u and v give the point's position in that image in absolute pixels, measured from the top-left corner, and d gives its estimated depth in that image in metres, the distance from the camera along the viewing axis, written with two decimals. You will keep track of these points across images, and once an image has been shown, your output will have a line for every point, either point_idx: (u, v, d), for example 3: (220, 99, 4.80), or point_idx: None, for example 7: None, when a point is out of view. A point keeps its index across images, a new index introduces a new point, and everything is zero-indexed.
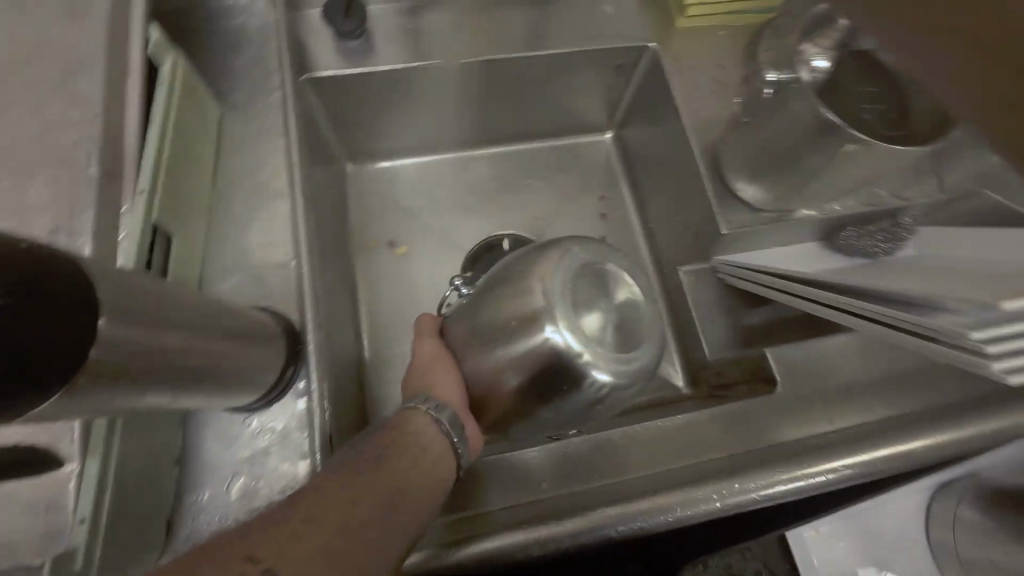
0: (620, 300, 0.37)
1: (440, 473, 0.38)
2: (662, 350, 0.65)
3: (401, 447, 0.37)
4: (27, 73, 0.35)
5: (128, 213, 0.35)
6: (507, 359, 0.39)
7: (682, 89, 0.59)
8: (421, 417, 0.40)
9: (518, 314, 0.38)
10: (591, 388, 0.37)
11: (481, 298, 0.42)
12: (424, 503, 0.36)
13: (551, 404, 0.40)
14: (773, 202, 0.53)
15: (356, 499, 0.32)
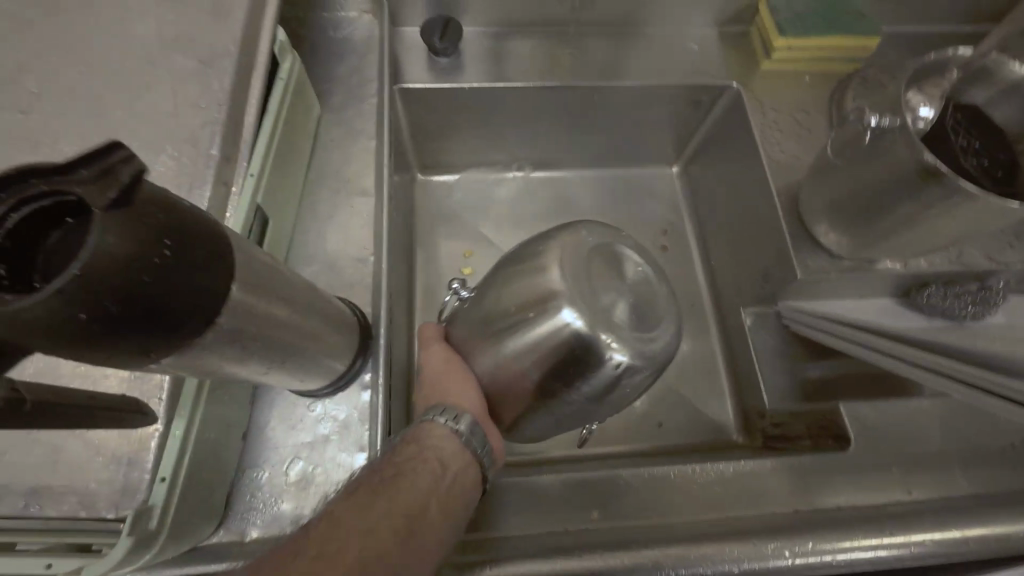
0: (632, 279, 0.37)
1: (462, 498, 0.37)
2: (716, 391, 0.63)
3: (415, 476, 0.35)
4: (168, 59, 0.38)
5: (236, 194, 0.37)
6: (523, 351, 0.37)
7: (762, 129, 0.59)
8: (443, 432, 0.38)
9: (531, 300, 0.37)
10: (611, 374, 0.36)
11: (487, 290, 0.41)
12: (445, 535, 0.35)
13: (571, 397, 0.38)
14: (853, 252, 0.51)
15: (372, 552, 0.31)
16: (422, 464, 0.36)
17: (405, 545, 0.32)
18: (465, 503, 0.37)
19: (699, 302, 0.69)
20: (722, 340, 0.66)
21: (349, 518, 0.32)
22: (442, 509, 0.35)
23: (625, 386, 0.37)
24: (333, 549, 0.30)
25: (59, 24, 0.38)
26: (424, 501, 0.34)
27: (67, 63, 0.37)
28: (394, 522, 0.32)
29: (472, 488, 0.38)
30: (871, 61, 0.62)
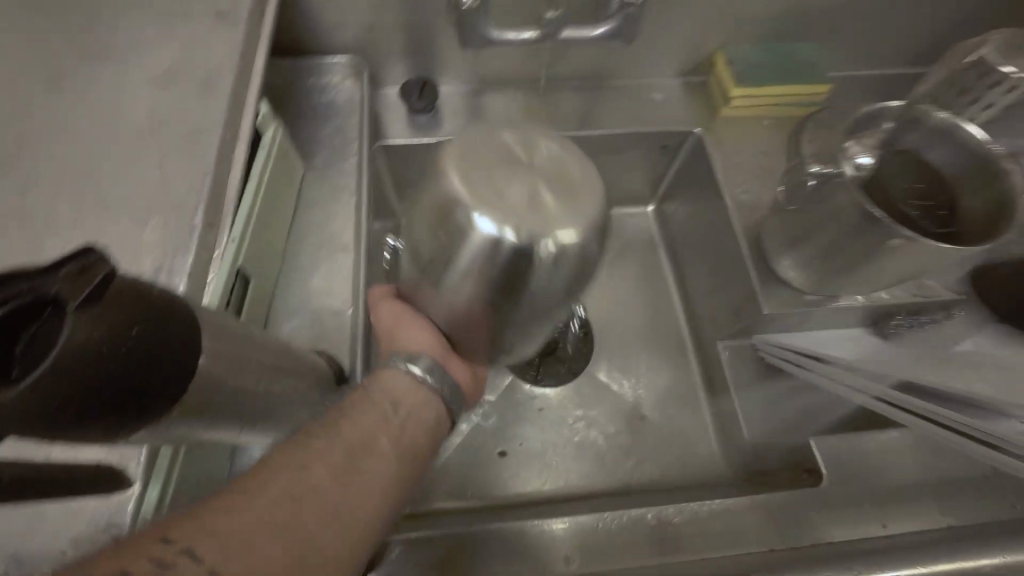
0: (542, 160, 0.32)
1: (422, 426, 0.35)
2: (698, 427, 0.64)
3: (360, 412, 0.33)
4: (156, 133, 0.40)
5: (217, 259, 0.39)
6: (461, 283, 0.34)
7: (726, 172, 0.62)
8: (397, 373, 0.36)
9: (444, 220, 0.32)
10: (553, 263, 0.32)
11: (408, 229, 0.36)
12: (402, 466, 0.32)
13: (526, 303, 0.35)
14: (814, 286, 0.54)
15: (311, 485, 0.27)
16: (371, 406, 0.33)
17: (351, 482, 0.29)
18: (426, 435, 0.35)
19: (678, 338, 0.70)
20: (702, 374, 0.67)
21: (282, 454, 0.28)
22: (395, 442, 0.33)
23: (575, 268, 0.33)
24: (262, 482, 0.26)
25: (53, 105, 0.40)
26: (372, 435, 0.32)
27: (60, 142, 0.39)
28: (336, 458, 0.29)
29: (435, 422, 0.37)
30: (825, 104, 0.65)
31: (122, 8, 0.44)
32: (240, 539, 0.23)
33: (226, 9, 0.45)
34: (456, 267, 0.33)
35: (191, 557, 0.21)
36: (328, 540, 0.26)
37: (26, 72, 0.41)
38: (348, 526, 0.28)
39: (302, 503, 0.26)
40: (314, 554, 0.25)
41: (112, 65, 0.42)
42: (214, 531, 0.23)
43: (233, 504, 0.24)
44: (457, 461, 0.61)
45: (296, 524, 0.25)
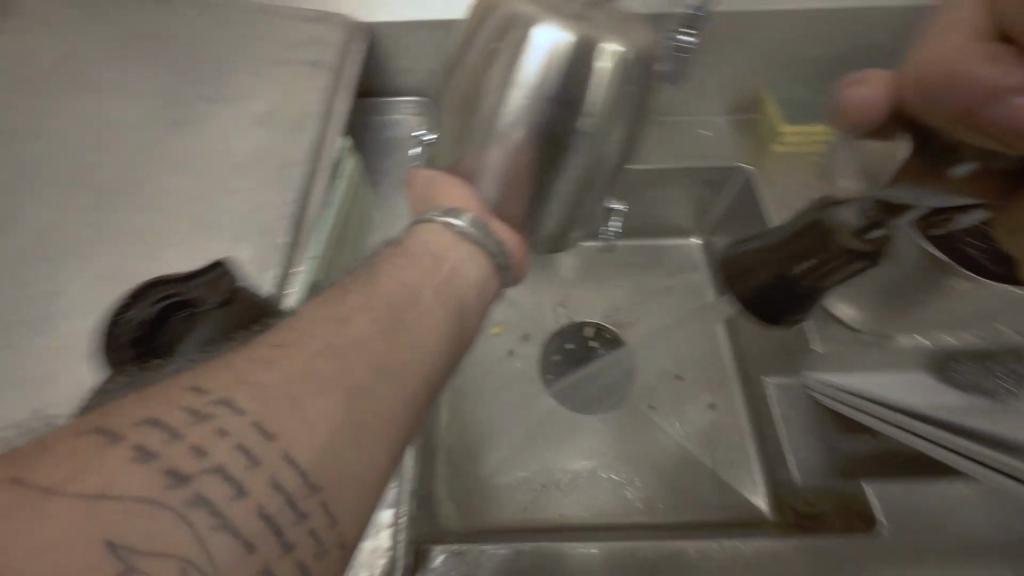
0: (562, 56, 0.34)
1: (464, 279, 0.38)
2: (743, 464, 0.63)
3: (399, 270, 0.35)
4: (255, 165, 0.47)
5: (297, 274, 0.44)
6: (519, 112, 0.36)
7: (775, 206, 0.62)
8: (435, 228, 0.40)
9: (493, 71, 0.36)
10: (608, 79, 0.35)
11: (449, 110, 0.40)
12: (445, 319, 0.34)
13: (580, 149, 0.38)
14: (870, 324, 0.54)
15: (354, 339, 0.28)
16: (413, 257, 0.37)
17: (399, 329, 0.31)
18: (478, 286, 0.39)
19: (723, 371, 0.69)
20: (749, 410, 0.66)
21: (317, 312, 0.30)
22: (437, 292, 0.35)
23: (628, 101, 0.37)
24: (299, 341, 0.27)
25: (175, 139, 0.47)
26: (413, 286, 0.34)
27: (180, 170, 0.46)
28: (375, 315, 0.31)
29: (485, 276, 0.40)
30: None
31: (234, 57, 0.52)
32: (286, 393, 0.25)
33: (319, 59, 0.52)
34: (505, 124, 0.37)
35: (228, 408, 0.24)
36: (384, 391, 0.28)
37: (156, 111, 0.49)
38: (402, 376, 0.29)
39: (346, 361, 0.27)
40: (372, 404, 0.27)
41: (223, 106, 0.49)
42: (263, 388, 0.25)
43: (281, 354, 0.26)
44: (496, 479, 0.63)
45: (343, 377, 0.27)
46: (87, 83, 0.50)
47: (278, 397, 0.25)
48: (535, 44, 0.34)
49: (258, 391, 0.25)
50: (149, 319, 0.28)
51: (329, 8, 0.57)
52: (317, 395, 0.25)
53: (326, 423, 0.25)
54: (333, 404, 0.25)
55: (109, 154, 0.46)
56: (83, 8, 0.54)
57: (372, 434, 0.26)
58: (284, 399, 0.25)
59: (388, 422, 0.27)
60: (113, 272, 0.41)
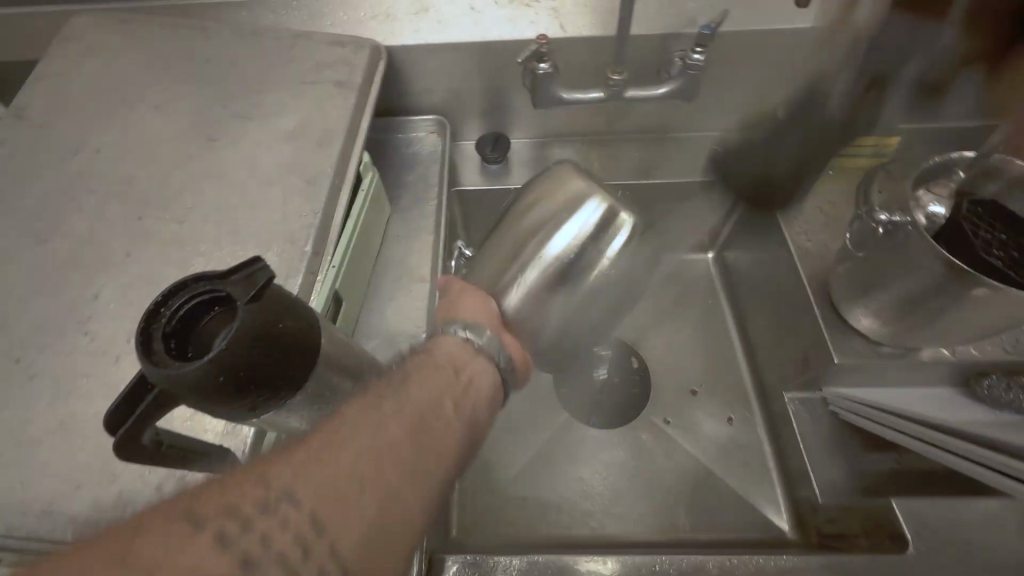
0: (603, 224, 0.40)
1: (482, 394, 0.35)
2: (762, 481, 0.62)
3: (422, 376, 0.33)
4: (283, 177, 0.49)
5: (319, 282, 0.45)
6: (554, 261, 0.40)
7: (789, 219, 0.63)
8: (451, 341, 0.37)
9: (537, 233, 0.41)
10: (623, 253, 0.41)
11: (494, 246, 0.44)
12: (466, 424, 0.32)
13: (592, 288, 0.41)
14: (891, 337, 0.52)
15: (390, 442, 0.27)
16: (433, 367, 0.34)
17: (425, 431, 0.29)
18: (485, 400, 0.35)
19: (740, 386, 0.69)
20: (766, 426, 0.65)
21: (357, 407, 0.28)
22: (458, 409, 0.32)
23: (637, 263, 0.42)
24: (344, 431, 0.26)
25: (209, 154, 0.50)
26: (435, 399, 0.31)
27: (212, 182, 0.49)
28: (407, 411, 0.29)
29: (491, 391, 0.36)
30: (895, 156, 0.65)
31: (266, 78, 0.55)
32: (337, 484, 0.24)
33: (345, 79, 0.55)
34: (540, 263, 0.40)
35: (291, 500, 0.23)
36: (421, 477, 0.27)
37: (192, 127, 0.52)
38: (428, 483, 0.28)
39: (384, 454, 0.26)
40: (404, 503, 0.26)
41: (255, 123, 0.52)
42: (313, 477, 0.24)
43: (318, 457, 0.25)
44: (509, 492, 0.62)
45: (384, 470, 0.26)
46: (129, 103, 0.53)
47: (332, 486, 0.24)
48: (579, 213, 0.40)
49: (309, 479, 0.24)
50: (186, 317, 0.26)
51: (354, 32, 0.60)
52: (357, 495, 0.24)
53: (366, 521, 0.24)
54: (371, 505, 0.24)
55: (147, 167, 0.49)
56: (128, 34, 0.58)
57: (408, 508, 0.26)
58: (332, 492, 0.24)
59: (413, 523, 0.26)
60: (148, 278, 0.44)
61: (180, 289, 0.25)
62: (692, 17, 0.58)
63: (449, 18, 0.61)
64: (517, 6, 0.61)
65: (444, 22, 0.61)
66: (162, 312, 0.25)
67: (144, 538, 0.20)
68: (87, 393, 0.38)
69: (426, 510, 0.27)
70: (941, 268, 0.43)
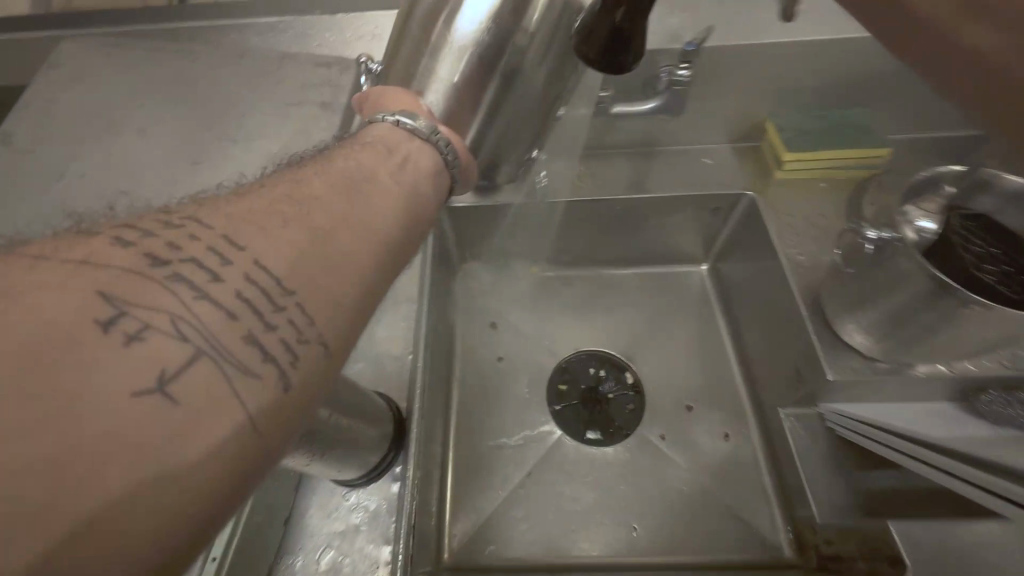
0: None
1: (420, 173, 0.33)
2: (762, 501, 0.61)
3: (354, 153, 0.32)
4: None
5: None
6: (466, 45, 0.37)
7: (781, 233, 0.62)
8: (386, 127, 0.35)
9: (444, 9, 0.38)
10: (546, 25, 0.38)
11: (400, 52, 0.40)
12: (408, 196, 0.31)
13: (515, 91, 0.40)
14: (884, 353, 0.51)
15: (313, 193, 0.27)
16: (365, 145, 0.33)
17: (354, 198, 0.28)
18: (428, 179, 0.34)
19: (736, 401, 0.68)
20: (764, 442, 0.64)
21: (278, 179, 0.28)
22: (394, 178, 0.31)
23: (559, 42, 0.39)
24: (262, 193, 0.27)
25: (194, 179, 0.50)
26: (368, 168, 0.31)
27: (195, 206, 0.48)
28: (332, 179, 0.28)
29: (434, 170, 0.35)
30: (888, 166, 0.64)
31: (252, 100, 0.55)
32: (248, 222, 0.24)
33: (330, 100, 0.55)
34: (453, 48, 0.38)
35: (199, 223, 0.24)
36: (348, 236, 0.26)
37: (176, 151, 0.52)
38: (366, 230, 0.27)
39: (308, 207, 0.26)
40: (333, 243, 0.25)
41: (239, 146, 0.52)
42: (227, 214, 0.24)
43: (240, 202, 0.26)
44: (503, 513, 0.62)
45: (305, 219, 0.25)
46: (115, 128, 0.53)
47: (247, 221, 0.24)
48: None
49: (225, 215, 0.24)
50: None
51: (341, 52, 0.60)
52: (281, 225, 0.24)
53: (290, 246, 0.24)
54: (293, 237, 0.24)
55: (131, 194, 0.49)
56: (115, 59, 0.58)
57: (335, 272, 0.25)
58: (246, 226, 0.24)
59: (344, 291, 0.25)
60: None
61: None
62: (677, 33, 0.58)
63: None
64: None
65: None
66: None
67: (54, 358, 0.17)
68: None
69: (357, 291, 0.25)
70: (932, 285, 0.42)
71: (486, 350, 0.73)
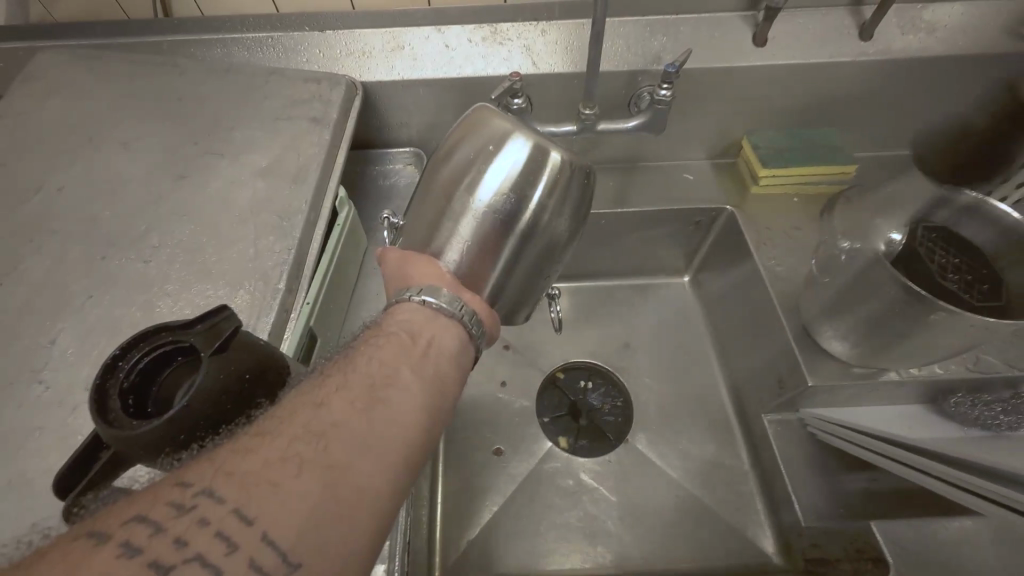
0: (536, 169, 0.40)
1: (441, 360, 0.34)
2: (748, 506, 0.62)
3: (379, 349, 0.33)
4: (255, 215, 0.48)
5: (293, 320, 0.45)
6: (486, 210, 0.40)
7: (759, 245, 0.64)
8: (412, 308, 0.37)
9: (462, 181, 0.41)
10: (557, 185, 0.40)
11: (420, 216, 0.43)
12: (431, 394, 0.32)
13: (536, 240, 0.41)
14: (861, 359, 0.53)
15: (332, 421, 0.28)
16: (389, 336, 0.34)
17: (373, 414, 0.29)
18: (452, 362, 0.35)
19: (721, 410, 0.69)
20: (748, 449, 0.65)
21: (294, 400, 0.29)
22: (417, 373, 0.32)
23: (572, 194, 0.42)
24: (280, 426, 0.27)
25: (179, 194, 0.49)
26: (393, 367, 0.32)
27: (182, 221, 0.48)
28: (354, 392, 0.29)
29: (458, 347, 0.36)
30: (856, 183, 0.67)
31: (238, 115, 0.55)
32: (265, 477, 0.25)
33: (319, 116, 0.55)
34: (472, 216, 0.40)
35: (210, 497, 0.24)
36: (365, 469, 0.26)
37: (160, 165, 0.51)
38: (384, 457, 0.28)
39: (324, 441, 0.27)
40: (348, 490, 0.26)
41: (227, 161, 0.51)
42: (240, 477, 0.25)
43: (258, 445, 0.26)
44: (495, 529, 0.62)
45: (321, 461, 0.26)
46: (97, 141, 0.52)
47: (255, 486, 0.24)
48: (505, 152, 0.40)
49: (237, 481, 0.25)
50: (144, 372, 0.28)
51: (330, 68, 0.60)
52: (296, 476, 0.25)
53: (305, 508, 0.24)
54: (312, 489, 0.25)
55: (113, 208, 0.48)
56: (95, 71, 0.57)
57: (347, 520, 0.25)
58: (260, 489, 0.24)
59: (355, 541, 0.25)
60: (111, 322, 0.42)
61: (136, 345, 0.28)
62: (658, 55, 0.61)
63: (423, 53, 0.61)
64: (490, 42, 0.61)
65: (418, 58, 0.61)
66: (122, 366, 0.27)
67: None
68: (41, 447, 0.36)
69: (368, 534, 0.26)
70: (902, 292, 0.45)
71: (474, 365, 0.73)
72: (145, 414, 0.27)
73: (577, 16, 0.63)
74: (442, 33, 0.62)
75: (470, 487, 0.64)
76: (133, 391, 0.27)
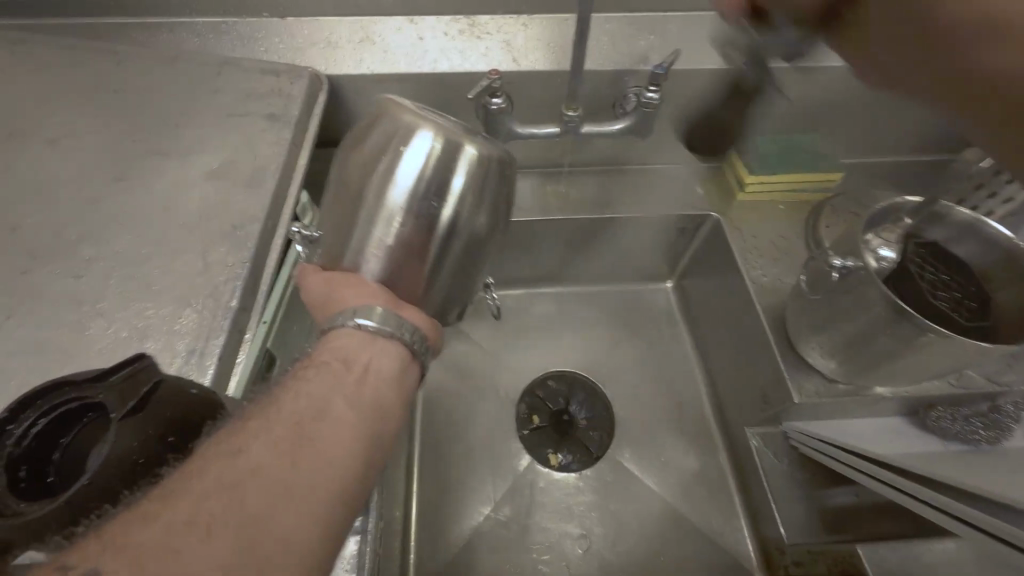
0: (450, 161, 0.37)
1: (384, 383, 0.33)
2: (730, 519, 0.61)
3: (309, 384, 0.30)
4: (204, 223, 0.43)
5: (248, 340, 0.40)
6: (403, 211, 0.37)
7: (744, 252, 0.62)
8: (347, 332, 0.34)
9: (375, 179, 0.37)
10: (473, 183, 0.38)
11: (331, 215, 0.40)
12: (368, 425, 0.30)
13: (457, 241, 0.38)
14: (846, 376, 0.52)
15: (252, 469, 0.25)
16: (317, 367, 0.32)
17: (299, 457, 0.27)
18: (393, 387, 0.33)
19: (703, 421, 0.68)
20: (732, 460, 0.65)
21: (208, 450, 0.26)
22: (353, 405, 0.30)
23: (491, 190, 0.39)
24: (187, 481, 0.25)
25: (118, 198, 0.44)
26: (324, 403, 0.30)
27: (118, 229, 0.42)
28: (276, 434, 0.27)
29: (400, 369, 0.34)
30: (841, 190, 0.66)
31: (186, 110, 0.49)
32: (161, 548, 0.22)
33: (279, 112, 0.50)
34: (389, 217, 0.37)
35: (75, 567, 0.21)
36: (286, 522, 0.24)
37: (96, 164, 0.45)
38: (310, 499, 0.26)
39: (239, 494, 0.24)
40: (270, 547, 0.24)
41: (171, 161, 0.46)
42: (129, 549, 0.22)
43: (156, 508, 0.23)
44: (472, 549, 0.59)
45: (237, 518, 0.24)
46: (20, 136, 0.46)
47: (149, 555, 0.22)
48: (415, 148, 0.37)
49: (125, 554, 0.22)
50: (39, 435, 0.27)
51: (292, 59, 0.55)
52: (202, 542, 0.23)
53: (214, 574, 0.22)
54: (223, 551, 0.23)
55: (38, 214, 0.42)
56: (21, 56, 0.51)
57: None
58: (153, 561, 0.22)
59: None
60: (35, 345, 0.37)
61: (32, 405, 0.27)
62: (644, 54, 0.58)
63: (394, 46, 0.57)
64: (468, 35, 0.57)
65: (388, 50, 0.56)
66: (14, 430, 0.26)
67: None
68: None
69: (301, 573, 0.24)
70: (892, 311, 0.43)
71: (452, 375, 0.70)
72: (42, 484, 0.27)
73: (560, 11, 0.59)
74: (416, 24, 0.58)
75: (447, 504, 0.62)
76: (25, 460, 0.27)
